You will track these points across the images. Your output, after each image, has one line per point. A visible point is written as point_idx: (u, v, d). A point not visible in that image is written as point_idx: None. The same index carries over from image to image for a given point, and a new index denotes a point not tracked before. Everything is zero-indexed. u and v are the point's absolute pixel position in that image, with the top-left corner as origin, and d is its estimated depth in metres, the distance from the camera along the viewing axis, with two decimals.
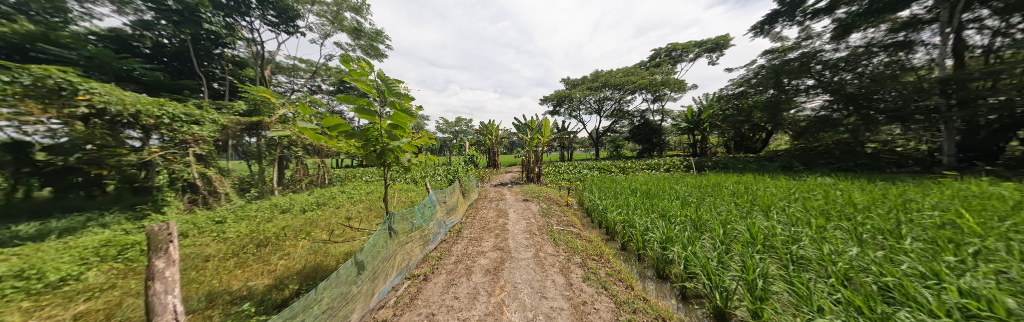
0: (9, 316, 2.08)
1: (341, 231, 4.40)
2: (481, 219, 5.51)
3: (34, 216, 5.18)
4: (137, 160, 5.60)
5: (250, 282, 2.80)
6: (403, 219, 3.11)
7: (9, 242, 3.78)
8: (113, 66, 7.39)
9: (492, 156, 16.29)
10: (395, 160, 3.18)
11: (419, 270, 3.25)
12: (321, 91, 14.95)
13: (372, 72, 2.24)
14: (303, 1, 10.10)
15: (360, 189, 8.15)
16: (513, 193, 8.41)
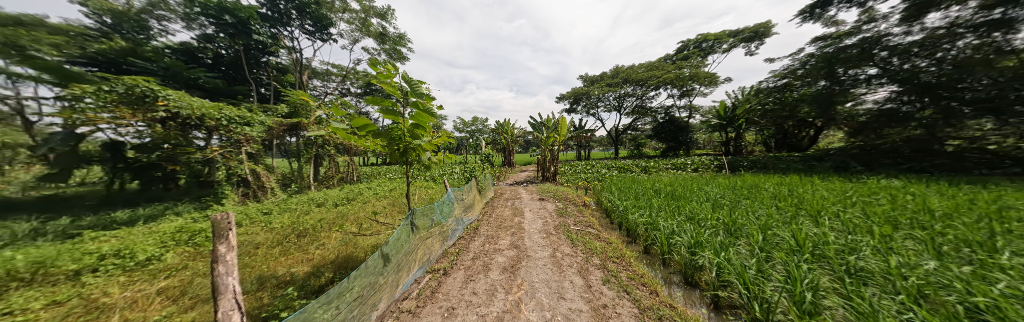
0: (111, 287, 2.57)
1: (369, 225, 4.70)
2: (497, 217, 5.57)
3: (128, 204, 6.20)
4: (201, 158, 6.41)
5: (293, 269, 3.11)
6: (424, 215, 3.24)
7: (110, 225, 4.56)
8: (182, 76, 9.05)
9: (508, 155, 16.38)
10: (417, 158, 3.33)
11: (439, 264, 3.37)
12: (350, 94, 16.01)
13: (398, 74, 2.36)
14: (335, 10, 10.89)
15: (384, 186, 8.64)
16: (529, 192, 8.38)
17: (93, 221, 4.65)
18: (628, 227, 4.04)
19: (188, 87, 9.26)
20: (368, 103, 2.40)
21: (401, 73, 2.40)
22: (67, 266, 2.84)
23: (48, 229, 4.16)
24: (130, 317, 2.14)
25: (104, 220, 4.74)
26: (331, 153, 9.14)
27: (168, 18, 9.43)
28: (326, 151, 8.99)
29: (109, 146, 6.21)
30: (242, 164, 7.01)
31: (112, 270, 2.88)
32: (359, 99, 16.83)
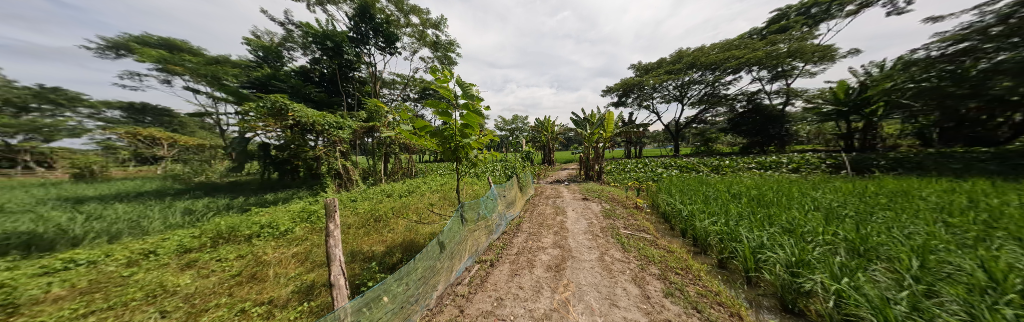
0: (267, 248, 3.60)
1: (427, 215, 5.33)
2: (539, 215, 5.57)
3: (273, 189, 8.58)
4: (314, 156, 8.16)
5: (374, 247, 3.78)
6: (472, 209, 3.49)
7: (265, 204, 6.42)
8: (301, 92, 11.87)
9: (549, 153, 16.08)
10: (466, 156, 3.60)
11: (486, 256, 3.57)
12: (410, 100, 18.25)
13: (452, 79, 2.60)
14: (400, 27, 12.49)
15: (436, 181, 9.61)
16: (572, 191, 8.07)
17: (255, 200, 6.62)
18: (695, 235, 3.47)
19: (304, 100, 12.12)
20: (428, 106, 2.71)
21: (454, 77, 2.64)
22: (244, 231, 4.11)
23: (229, 206, 6.04)
24: (279, 271, 2.99)
25: (255, 201, 6.59)
26: (396, 151, 10.66)
27: (294, 48, 12.47)
28: (393, 150, 10.53)
29: (262, 147, 8.70)
30: (336, 159, 8.49)
31: (266, 236, 4.05)
32: (417, 103, 19.06)
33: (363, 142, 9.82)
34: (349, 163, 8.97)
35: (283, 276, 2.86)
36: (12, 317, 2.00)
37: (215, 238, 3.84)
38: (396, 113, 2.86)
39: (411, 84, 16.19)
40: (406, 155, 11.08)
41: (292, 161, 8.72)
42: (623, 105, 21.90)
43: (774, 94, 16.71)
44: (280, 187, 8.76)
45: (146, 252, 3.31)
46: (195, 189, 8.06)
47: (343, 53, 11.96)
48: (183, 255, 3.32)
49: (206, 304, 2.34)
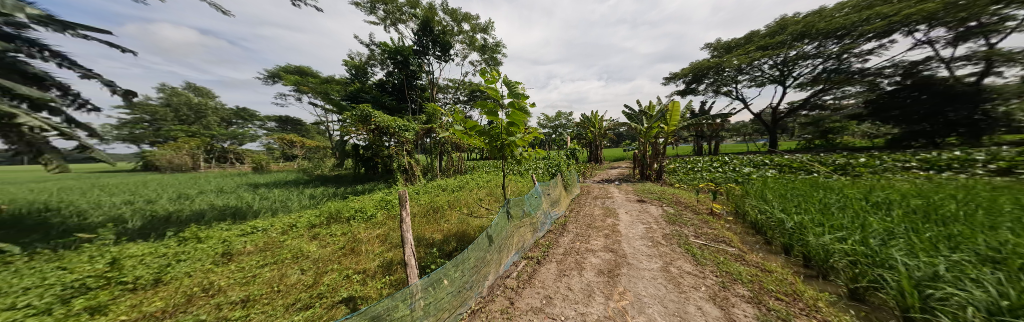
0: (358, 228, 4.48)
1: (477, 210, 5.71)
2: (586, 215, 5.29)
3: (361, 181, 10.63)
4: (387, 155, 9.60)
5: (434, 235, 4.27)
6: (517, 205, 3.55)
7: (355, 193, 8.00)
8: (379, 101, 14.26)
9: (597, 150, 14.98)
10: (511, 153, 3.69)
11: (532, 253, 3.59)
12: (461, 102, 19.63)
13: (499, 79, 2.74)
14: (453, 35, 13.58)
15: (482, 177, 10.11)
16: (625, 192, 7.34)
17: (349, 190, 8.33)
18: (807, 254, 2.68)
19: (380, 108, 14.52)
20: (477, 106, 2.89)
21: (501, 78, 2.77)
22: (343, 212, 5.23)
23: (331, 194, 7.65)
24: (366, 247, 3.69)
25: (347, 191, 8.19)
26: (450, 150, 11.64)
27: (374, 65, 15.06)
28: (446, 148, 11.51)
29: (353, 147, 10.86)
30: (404, 156, 9.64)
31: (357, 218, 5.03)
32: (467, 105, 20.40)
33: (423, 142, 10.87)
34: (414, 160, 10.06)
35: (371, 252, 3.52)
36: (230, 264, 3.15)
37: (324, 217, 4.97)
38: (449, 115, 3.14)
39: (463, 87, 17.45)
40: (457, 154, 12.05)
41: (372, 159, 10.54)
42: (693, 93, 18.60)
43: (954, 61, 11.45)
44: (365, 179, 10.76)
45: (286, 225, 4.55)
46: (313, 180, 10.66)
47: (409, 64, 13.83)
48: (306, 229, 4.43)
49: (325, 268, 3.12)
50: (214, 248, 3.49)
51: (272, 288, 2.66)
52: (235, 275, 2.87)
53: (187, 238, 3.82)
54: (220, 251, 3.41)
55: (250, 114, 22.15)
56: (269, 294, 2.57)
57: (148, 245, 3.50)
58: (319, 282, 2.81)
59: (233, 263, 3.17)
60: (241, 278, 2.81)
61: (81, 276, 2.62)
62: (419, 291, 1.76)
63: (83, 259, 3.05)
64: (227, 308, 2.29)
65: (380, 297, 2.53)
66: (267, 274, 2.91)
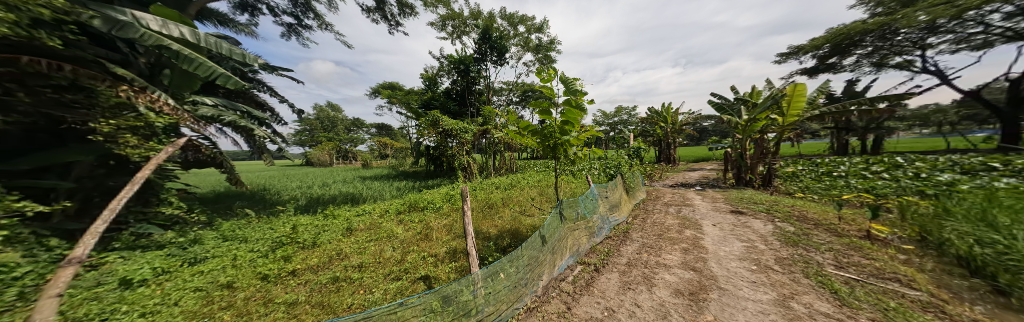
0: (432, 217, 5.16)
1: (529, 209, 5.71)
2: (655, 223, 4.59)
3: (431, 177, 12.23)
4: (451, 154, 10.65)
5: (490, 230, 4.50)
6: (570, 207, 3.36)
7: (425, 187, 9.25)
8: (446, 106, 16.11)
9: (670, 148, 12.76)
10: (564, 153, 3.55)
11: (589, 259, 3.35)
12: (513, 103, 20.02)
13: (555, 77, 2.68)
14: (509, 39, 14.07)
15: (534, 177, 9.98)
16: (710, 200, 5.98)
17: (422, 184, 9.69)
18: None
19: (446, 112, 16.33)
20: (531, 106, 2.85)
21: (557, 75, 2.69)
22: (419, 201, 6.09)
23: (406, 187, 8.96)
24: (437, 234, 4.23)
25: (418, 185, 9.45)
26: (503, 149, 11.98)
27: (442, 75, 17.11)
28: (500, 148, 11.84)
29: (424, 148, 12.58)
30: (464, 156, 10.49)
31: (430, 207, 5.75)
32: (520, 106, 20.65)
33: (478, 143, 11.50)
34: (472, 159, 10.79)
35: (439, 239, 4.01)
36: (350, 236, 4.16)
37: (403, 205, 5.89)
38: (503, 116, 3.18)
39: (516, 89, 17.78)
40: (511, 153, 12.36)
41: (439, 158, 11.84)
42: (835, 69, 13.62)
43: None
44: (434, 175, 12.33)
45: (378, 210, 5.62)
46: (396, 175, 12.91)
47: (470, 71, 15.10)
48: (392, 215, 5.36)
49: (409, 248, 3.73)
50: (342, 223, 4.69)
51: (373, 260, 3.34)
52: (351, 245, 3.77)
53: (323, 215, 5.22)
54: (344, 226, 4.52)
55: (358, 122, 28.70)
56: (371, 264, 3.25)
57: (305, 218, 4.97)
58: (403, 260, 3.38)
59: (349, 236, 4.16)
60: (357, 248, 3.67)
61: (274, 235, 3.95)
62: (480, 280, 1.90)
63: (271, 225, 4.55)
64: (348, 271, 3.07)
65: (448, 281, 2.87)
66: (371, 248, 3.71)
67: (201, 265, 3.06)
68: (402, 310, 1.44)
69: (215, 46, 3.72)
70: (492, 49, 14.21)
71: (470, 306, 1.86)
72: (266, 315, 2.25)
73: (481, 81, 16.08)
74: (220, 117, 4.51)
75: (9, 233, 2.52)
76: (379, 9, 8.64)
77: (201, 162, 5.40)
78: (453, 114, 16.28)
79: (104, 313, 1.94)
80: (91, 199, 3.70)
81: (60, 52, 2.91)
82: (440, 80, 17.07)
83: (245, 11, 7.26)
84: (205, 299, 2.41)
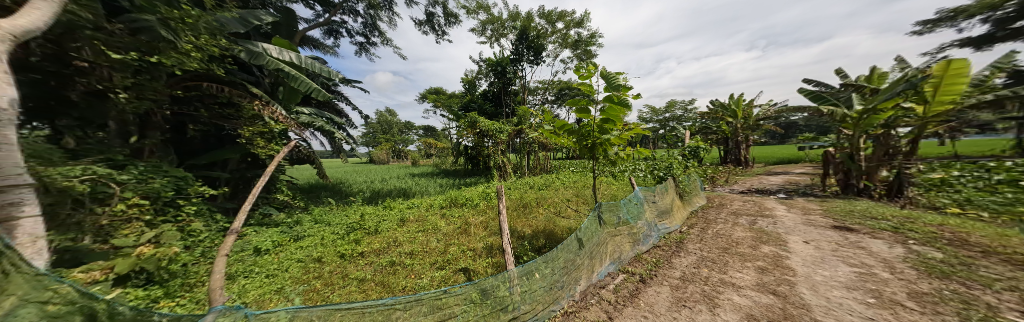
0: (473, 213, 5.41)
1: (565, 210, 5.52)
2: (718, 235, 3.96)
3: (469, 174, 12.84)
4: (487, 154, 10.95)
5: (525, 229, 4.50)
6: (610, 211, 3.14)
7: (464, 184, 9.75)
8: (484, 108, 16.71)
9: (740, 148, 10.78)
10: (604, 153, 3.33)
11: (633, 268, 3.08)
12: (549, 102, 19.63)
13: (595, 72, 2.47)
14: (547, 37, 13.86)
15: (569, 178, 9.57)
16: (796, 212, 4.85)
17: (461, 182, 10.25)
18: None
19: (484, 113, 16.91)
20: (568, 105, 2.66)
21: (598, 71, 2.48)
22: (460, 197, 6.46)
23: (447, 185, 9.57)
24: (476, 230, 4.43)
25: (457, 183, 10.01)
26: (537, 149, 11.81)
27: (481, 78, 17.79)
28: (534, 148, 11.70)
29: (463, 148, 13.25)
30: (500, 155, 10.68)
31: (469, 204, 6.03)
32: (556, 104, 20.09)
33: (513, 143, 11.54)
34: (507, 159, 10.90)
35: (477, 235, 4.20)
36: (403, 226, 4.68)
37: (445, 200, 6.31)
38: (539, 115, 3.08)
39: (552, 87, 17.37)
40: (546, 153, 12.11)
41: (476, 158, 12.29)
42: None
43: None
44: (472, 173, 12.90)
45: (424, 204, 6.14)
46: (438, 173, 13.91)
47: (507, 73, 15.36)
48: (435, 209, 5.79)
49: (451, 241, 3.99)
50: (397, 214, 5.31)
51: (421, 249, 3.69)
52: (404, 234, 4.23)
53: (383, 206, 5.97)
54: (398, 217, 5.09)
55: (408, 125, 31.88)
56: (420, 252, 3.59)
57: (369, 208, 5.75)
58: (445, 252, 3.64)
59: (403, 226, 4.67)
60: (409, 237, 4.10)
61: (348, 222, 4.69)
62: (515, 278, 1.93)
63: (346, 212, 5.43)
64: (402, 257, 3.46)
65: (485, 275, 3.00)
66: (420, 238, 4.10)
67: (306, 239, 3.93)
68: (445, 298, 1.58)
69: (309, 64, 4.61)
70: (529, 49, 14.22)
71: (506, 302, 1.90)
72: (343, 287, 2.74)
73: (518, 81, 16.21)
74: (312, 124, 5.54)
75: (195, 208, 3.55)
76: (428, 22, 9.48)
77: (298, 160, 6.74)
78: (490, 115, 16.76)
79: (246, 272, 2.95)
80: (235, 186, 4.98)
81: (222, 77, 4.02)
82: (479, 83, 17.77)
83: (329, 35, 8.75)
84: (305, 269, 3.10)
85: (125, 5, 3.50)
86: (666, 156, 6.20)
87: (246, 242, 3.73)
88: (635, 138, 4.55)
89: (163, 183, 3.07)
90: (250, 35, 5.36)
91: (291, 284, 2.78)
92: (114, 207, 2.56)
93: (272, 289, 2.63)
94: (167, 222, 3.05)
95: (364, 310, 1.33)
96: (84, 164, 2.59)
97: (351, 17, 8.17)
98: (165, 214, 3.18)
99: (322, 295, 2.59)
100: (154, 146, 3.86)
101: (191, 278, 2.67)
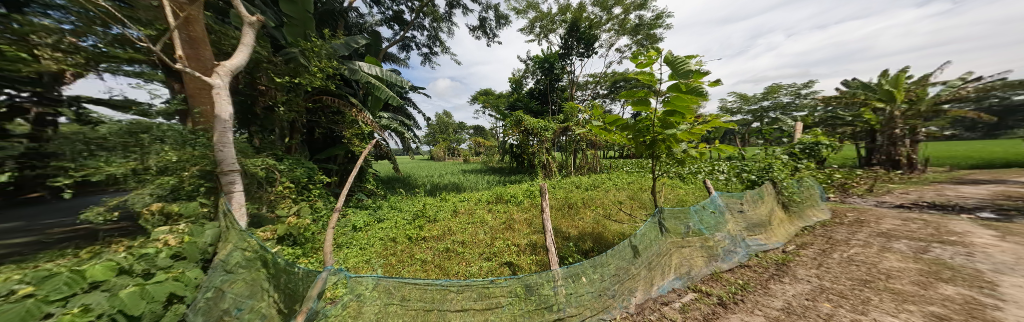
0: (519, 209, 5.51)
1: (616, 213, 5.06)
2: (848, 262, 2.93)
3: (515, 171, 13.07)
4: (532, 153, 10.82)
5: (571, 230, 4.32)
6: (675, 218, 2.71)
7: (510, 182, 9.97)
8: (532, 105, 16.67)
9: (889, 144, 7.69)
10: (667, 151, 2.87)
11: (708, 288, 2.59)
12: (601, 96, 18.19)
13: (659, 58, 1.97)
14: (600, 26, 12.87)
15: (623, 179, 8.62)
16: (1014, 242, 3.15)
17: (508, 179, 10.51)
18: None
19: (531, 111, 16.88)
20: (621, 98, 2.33)
21: (661, 56, 2.03)
22: (506, 193, 6.64)
23: (493, 181, 9.97)
24: (520, 226, 4.52)
25: (502, 180, 10.30)
26: (585, 147, 11.12)
27: (528, 76, 17.81)
28: (582, 145, 11.00)
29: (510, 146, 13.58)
30: (545, 154, 10.44)
31: (514, 200, 6.15)
32: (609, 98, 18.45)
33: (559, 141, 11.06)
34: (552, 157, 10.57)
35: (522, 231, 4.26)
36: (456, 216, 5.13)
37: (491, 196, 6.60)
38: (586, 110, 2.85)
39: (605, 80, 16.01)
40: (595, 152, 11.30)
41: (520, 156, 12.29)
42: None
43: None
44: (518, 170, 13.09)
45: (473, 198, 6.56)
46: (486, 170, 14.63)
47: (555, 68, 14.97)
48: (482, 203, 6.12)
49: (497, 235, 4.17)
50: (452, 205, 5.84)
51: (470, 239, 3.98)
52: (456, 224, 4.63)
53: (441, 198, 6.66)
54: (452, 208, 5.60)
55: (460, 126, 34.50)
56: (470, 242, 3.88)
57: (431, 199, 6.50)
58: (492, 244, 3.82)
59: (456, 216, 5.13)
60: (461, 227, 4.49)
61: (414, 209, 5.43)
62: (560, 278, 1.87)
63: (413, 201, 6.28)
64: (455, 244, 3.82)
65: (529, 271, 3.03)
66: (470, 229, 4.43)
67: (385, 222, 4.72)
68: (492, 288, 1.66)
69: (388, 76, 5.52)
70: (581, 41, 13.48)
71: (551, 301, 1.87)
72: (410, 265, 3.21)
73: (566, 76, 15.59)
74: (390, 126, 6.57)
75: (319, 192, 4.69)
76: (481, 27, 10.04)
77: (379, 156, 8.15)
78: (537, 113, 16.64)
79: (347, 243, 3.79)
80: (340, 176, 6.35)
81: (333, 91, 5.20)
82: (526, 81, 17.84)
83: (403, 50, 10.23)
84: (383, 245, 3.76)
85: (282, 43, 4.90)
86: (762, 155, 4.97)
87: (346, 220, 4.73)
88: (714, 133, 3.75)
89: (301, 171, 4.16)
90: (351, 56, 6.73)
91: (374, 257, 3.40)
92: (278, 187, 3.68)
93: (363, 259, 3.30)
94: (303, 200, 4.17)
95: (425, 287, 1.53)
96: (261, 156, 3.73)
97: (419, 31, 9.33)
98: (304, 194, 4.35)
99: (395, 269, 3.10)
100: (295, 144, 5.13)
101: (316, 243, 3.51)
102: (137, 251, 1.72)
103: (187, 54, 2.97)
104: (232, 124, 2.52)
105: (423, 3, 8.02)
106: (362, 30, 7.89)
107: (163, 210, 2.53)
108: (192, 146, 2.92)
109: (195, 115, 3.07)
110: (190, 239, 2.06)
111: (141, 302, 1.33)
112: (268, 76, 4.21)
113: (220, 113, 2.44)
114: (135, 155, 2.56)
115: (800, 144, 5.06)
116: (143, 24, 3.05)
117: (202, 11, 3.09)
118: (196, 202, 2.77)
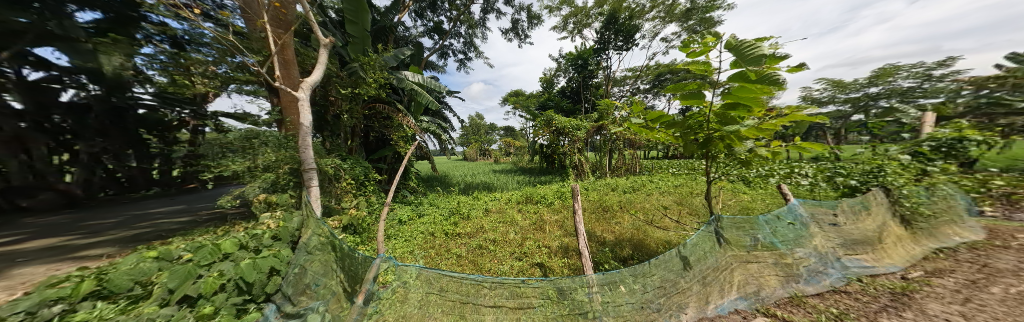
0: (550, 210, 5.43)
1: (660, 220, 4.59)
2: (1017, 300, 2.13)
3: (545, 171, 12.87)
4: (563, 153, 10.45)
5: (604, 234, 4.07)
6: (737, 227, 2.34)
7: (540, 182, 9.86)
8: (565, 104, 16.20)
9: None
10: (727, 151, 2.47)
11: (785, 313, 2.17)
12: (642, 91, 16.67)
13: (718, 45, 1.68)
14: (642, 16, 11.90)
15: (668, 182, 7.74)
16: None
17: (538, 180, 10.41)
18: None
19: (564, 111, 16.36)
20: (668, 93, 2.03)
21: (720, 42, 1.70)
22: (536, 194, 6.59)
23: (523, 182, 9.98)
24: (551, 227, 4.47)
25: (532, 180, 10.24)
26: (622, 146, 10.33)
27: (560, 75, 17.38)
28: (618, 145, 10.26)
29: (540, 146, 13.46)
30: (576, 154, 10.01)
31: (544, 201, 6.10)
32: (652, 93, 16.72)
33: (592, 140, 10.49)
34: (584, 157, 10.12)
35: (552, 233, 4.19)
36: (488, 215, 5.30)
37: (521, 196, 6.63)
38: (624, 107, 2.62)
39: (646, 74, 14.68)
40: (633, 152, 10.41)
41: (550, 156, 11.97)
42: None
43: None
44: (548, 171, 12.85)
45: (504, 198, 6.68)
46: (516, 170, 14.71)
47: (591, 64, 14.31)
48: (512, 203, 6.17)
49: (526, 235, 4.20)
50: (483, 204, 6.04)
51: (501, 238, 4.08)
52: (488, 223, 4.78)
53: (474, 196, 6.95)
54: (484, 206, 5.79)
55: (492, 127, 35.27)
56: (501, 241, 3.98)
57: (465, 198, 6.82)
58: (522, 245, 3.85)
59: (487, 215, 5.29)
60: (492, 225, 4.65)
61: (450, 207, 5.78)
62: (595, 285, 1.76)
63: (449, 199, 6.67)
64: (486, 241, 3.96)
65: (561, 274, 2.99)
66: (500, 228, 4.54)
67: (426, 218, 5.10)
68: (523, 287, 1.67)
69: (429, 82, 6.00)
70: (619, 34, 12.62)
71: (586, 308, 1.82)
72: (447, 259, 3.44)
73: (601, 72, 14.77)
74: (431, 129, 7.07)
75: (374, 188, 5.34)
76: (514, 29, 10.20)
77: (421, 157, 8.84)
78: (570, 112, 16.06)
79: (395, 235, 4.24)
80: (389, 174, 7.11)
81: (385, 98, 5.87)
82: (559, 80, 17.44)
83: (442, 58, 10.99)
84: (424, 239, 4.09)
85: (346, 59, 5.76)
86: (868, 155, 4.07)
87: (394, 214, 5.28)
88: (793, 127, 3.09)
89: (360, 169, 4.79)
90: (399, 66, 7.46)
91: (416, 249, 3.73)
92: (344, 182, 4.32)
93: (408, 250, 3.66)
94: (361, 195, 4.80)
95: (460, 280, 1.63)
96: (331, 157, 4.43)
97: (457, 39, 9.92)
98: (363, 190, 5.02)
99: (434, 261, 3.37)
100: (356, 146, 5.92)
101: (371, 233, 4.00)
102: (251, 232, 2.23)
103: (282, 74, 3.72)
104: (311, 130, 3.05)
105: (461, 11, 8.49)
106: (408, 42, 8.72)
107: (266, 199, 3.22)
108: (285, 148, 3.59)
109: (286, 123, 3.82)
110: (283, 224, 2.55)
111: (253, 272, 1.71)
112: (337, 88, 5.01)
113: (302, 122, 2.97)
114: (249, 156, 3.30)
115: (931, 141, 3.98)
116: (255, 52, 3.94)
117: (290, 38, 3.81)
118: (288, 194, 3.45)
